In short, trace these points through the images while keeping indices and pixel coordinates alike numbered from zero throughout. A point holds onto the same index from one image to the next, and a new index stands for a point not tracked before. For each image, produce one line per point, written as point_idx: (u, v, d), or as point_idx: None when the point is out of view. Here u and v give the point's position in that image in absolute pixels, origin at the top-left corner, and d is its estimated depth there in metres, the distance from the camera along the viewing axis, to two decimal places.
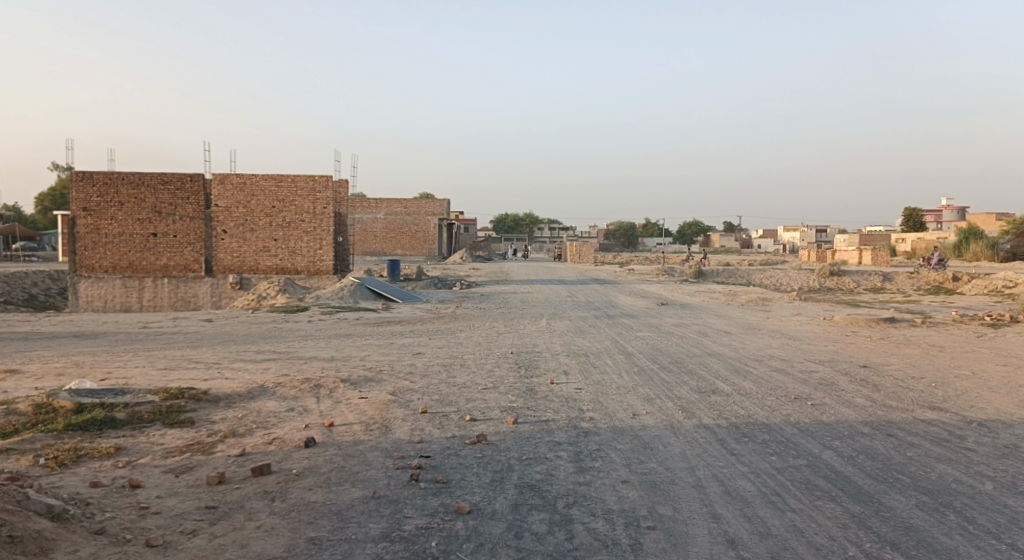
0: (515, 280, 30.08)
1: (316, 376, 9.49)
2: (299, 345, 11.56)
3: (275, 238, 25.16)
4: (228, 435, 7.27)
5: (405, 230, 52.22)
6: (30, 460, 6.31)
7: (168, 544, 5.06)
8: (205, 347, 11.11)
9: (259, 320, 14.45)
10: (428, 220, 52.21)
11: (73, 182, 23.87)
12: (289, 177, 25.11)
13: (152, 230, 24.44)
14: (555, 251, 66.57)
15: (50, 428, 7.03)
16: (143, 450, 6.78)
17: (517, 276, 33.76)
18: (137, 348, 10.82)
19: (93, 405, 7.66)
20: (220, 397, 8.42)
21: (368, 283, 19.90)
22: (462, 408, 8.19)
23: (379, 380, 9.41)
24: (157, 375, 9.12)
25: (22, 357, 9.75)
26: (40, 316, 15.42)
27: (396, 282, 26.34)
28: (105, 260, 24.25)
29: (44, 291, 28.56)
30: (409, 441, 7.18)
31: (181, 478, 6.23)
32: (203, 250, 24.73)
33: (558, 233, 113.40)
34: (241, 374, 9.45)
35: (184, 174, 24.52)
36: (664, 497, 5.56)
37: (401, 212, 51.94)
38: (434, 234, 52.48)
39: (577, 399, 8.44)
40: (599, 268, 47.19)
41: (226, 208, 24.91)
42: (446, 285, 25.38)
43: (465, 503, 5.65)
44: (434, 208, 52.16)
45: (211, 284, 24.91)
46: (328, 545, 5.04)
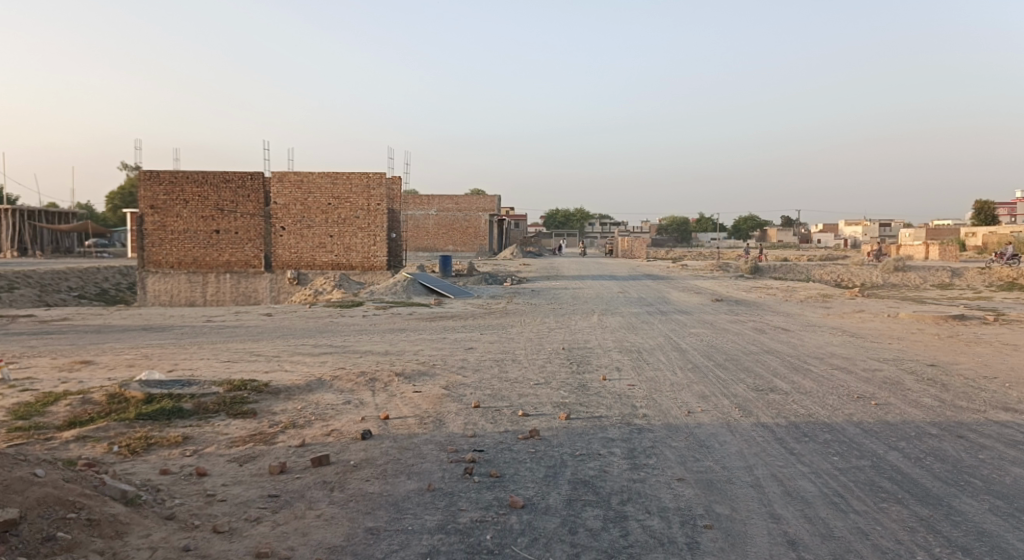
0: (568, 276, 29.87)
1: (372, 369, 9.67)
2: (355, 339, 11.79)
3: (331, 234, 25.65)
4: (289, 426, 7.50)
5: (456, 227, 52.63)
6: (104, 447, 6.60)
7: (234, 531, 5.28)
8: (264, 340, 11.44)
9: (315, 315, 14.79)
10: (479, 216, 52.49)
11: (141, 181, 24.87)
12: (345, 175, 25.53)
13: (215, 227, 25.27)
14: (606, 247, 66.19)
15: (123, 416, 7.32)
16: (208, 440, 7.03)
17: (569, 272, 33.63)
18: (202, 341, 11.18)
19: (161, 395, 7.96)
20: (280, 390, 8.66)
21: (420, 278, 20.12)
22: (514, 403, 8.23)
23: (432, 374, 9.55)
24: (219, 367, 9.43)
25: (97, 349, 10.20)
26: (116, 310, 16.16)
27: (447, 277, 26.65)
28: (171, 256, 25.17)
29: (114, 285, 29.84)
30: (463, 435, 7.25)
31: (245, 467, 6.45)
32: (263, 246, 25.45)
33: (609, 229, 112.81)
34: (301, 367, 9.70)
35: (245, 173, 25.26)
36: (721, 496, 5.48)
37: (452, 208, 52.30)
38: (485, 230, 52.65)
39: (629, 396, 8.38)
40: (652, 264, 46.64)
41: (284, 206, 25.51)
42: (498, 281, 25.44)
43: (519, 497, 5.71)
44: (486, 204, 52.42)
45: (270, 279, 25.57)
46: (385, 535, 5.18)
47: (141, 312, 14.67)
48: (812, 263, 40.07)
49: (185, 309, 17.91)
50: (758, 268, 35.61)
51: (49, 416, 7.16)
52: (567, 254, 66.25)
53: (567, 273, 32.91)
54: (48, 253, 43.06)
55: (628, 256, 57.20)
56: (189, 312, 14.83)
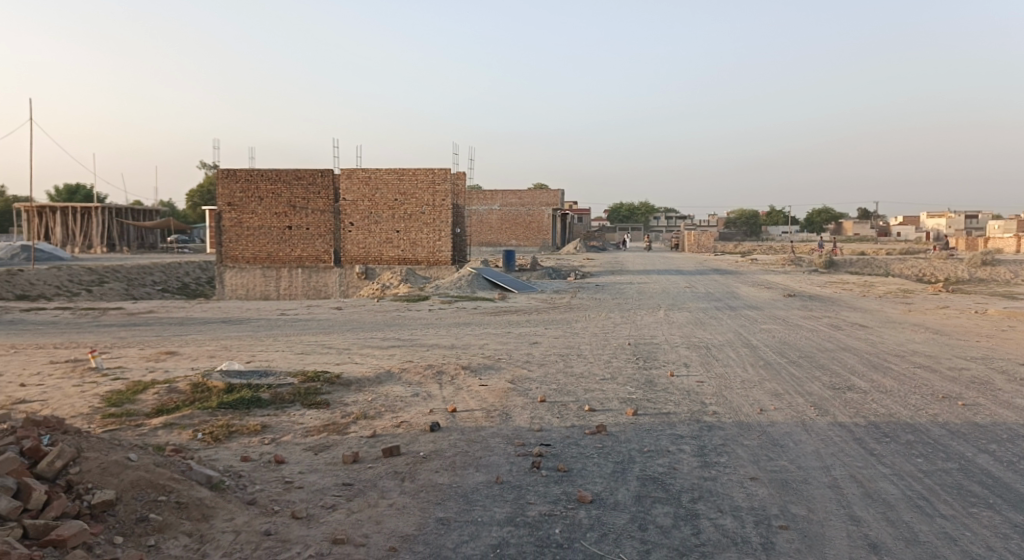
0: (632, 271, 29.53)
1: (439, 363, 9.82)
2: (422, 333, 11.98)
3: (397, 230, 26.14)
4: (361, 417, 7.70)
5: (520, 221, 52.74)
6: (190, 434, 6.93)
7: (311, 517, 5.47)
8: (335, 333, 11.77)
9: (383, 308, 15.11)
10: (542, 210, 52.44)
11: (219, 179, 25.84)
12: (411, 171, 25.92)
13: (287, 223, 26.10)
14: (672, 241, 65.10)
15: (206, 405, 7.66)
16: (285, 429, 7.29)
17: (634, 266, 33.27)
18: (277, 334, 11.58)
19: (240, 385, 8.30)
20: (351, 381, 8.90)
21: (484, 273, 20.26)
22: (580, 398, 8.22)
23: (498, 368, 9.63)
24: (293, 359, 9.76)
25: (181, 340, 10.71)
26: (197, 303, 16.91)
27: (511, 272, 26.76)
28: (246, 251, 26.12)
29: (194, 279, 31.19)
30: (530, 430, 7.29)
31: (319, 456, 6.67)
32: (332, 242, 26.14)
33: (675, 222, 110.88)
34: (370, 360, 9.93)
35: (316, 170, 25.95)
36: (796, 496, 5.35)
37: (516, 202, 52.39)
38: (548, 224, 52.58)
39: (698, 393, 8.25)
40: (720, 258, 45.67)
41: (353, 202, 26.11)
42: (562, 275, 25.39)
43: (587, 492, 5.70)
44: (549, 198, 52.27)
45: (339, 273, 26.25)
46: (456, 526, 5.27)
47: (220, 306, 14.92)
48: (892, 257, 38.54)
49: (261, 302, 18.59)
50: (833, 262, 34.38)
51: (139, 403, 7.57)
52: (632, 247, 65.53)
53: (632, 267, 32.56)
54: (133, 249, 45.39)
55: (695, 250, 56.17)
56: (265, 308, 14.78)
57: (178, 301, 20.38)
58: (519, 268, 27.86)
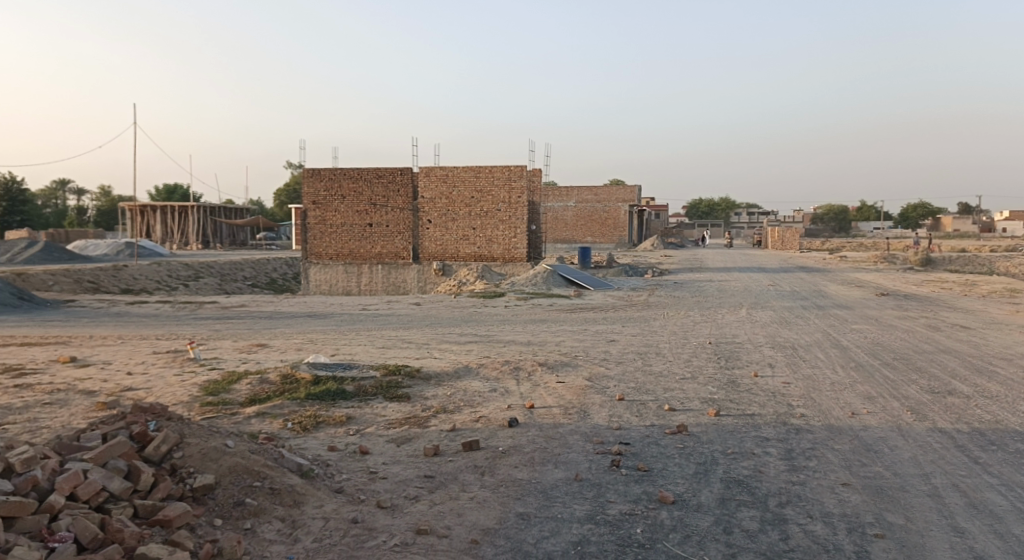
0: (712, 268, 28.86)
1: (516, 359, 9.88)
2: (499, 329, 12.08)
3: (474, 227, 26.45)
4: (440, 411, 7.84)
5: (595, 218, 52.41)
6: (280, 423, 7.23)
7: (395, 507, 5.61)
8: (415, 328, 12.02)
9: (461, 304, 15.32)
10: (618, 207, 51.93)
11: (305, 178, 26.79)
12: (488, 168, 26.15)
13: (368, 220, 26.82)
14: (754, 238, 63.19)
15: (295, 395, 7.98)
16: (369, 420, 7.51)
17: (714, 264, 32.51)
18: (359, 328, 11.92)
19: (326, 377, 8.59)
20: (431, 375, 9.07)
21: (560, 270, 20.25)
22: (660, 397, 8.10)
23: (575, 365, 9.61)
24: (376, 353, 10.03)
25: (270, 333, 11.18)
26: (285, 297, 17.61)
27: (586, 269, 26.62)
28: (329, 248, 26.96)
29: (281, 274, 32.50)
30: (609, 428, 7.24)
31: (402, 448, 6.83)
32: (411, 239, 26.70)
33: (756, 219, 107.68)
34: (449, 355, 10.09)
35: (396, 169, 26.57)
36: (892, 504, 5.11)
37: (591, 199, 52.03)
38: (624, 221, 52.04)
39: (784, 394, 7.99)
40: (805, 255, 44.06)
41: (431, 200, 26.58)
42: (639, 272, 25.07)
43: (669, 493, 5.62)
44: (626, 194, 51.73)
45: (417, 270, 26.79)
46: (537, 522, 5.29)
47: (309, 300, 15.56)
48: (998, 255, 35.99)
49: (344, 297, 19.20)
50: (930, 259, 32.57)
51: (234, 393, 7.94)
52: (711, 244, 64.04)
53: (712, 265, 31.78)
54: (226, 245, 47.61)
55: (778, 247, 54.42)
56: (346, 304, 15.12)
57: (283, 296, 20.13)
58: (595, 265, 27.69)
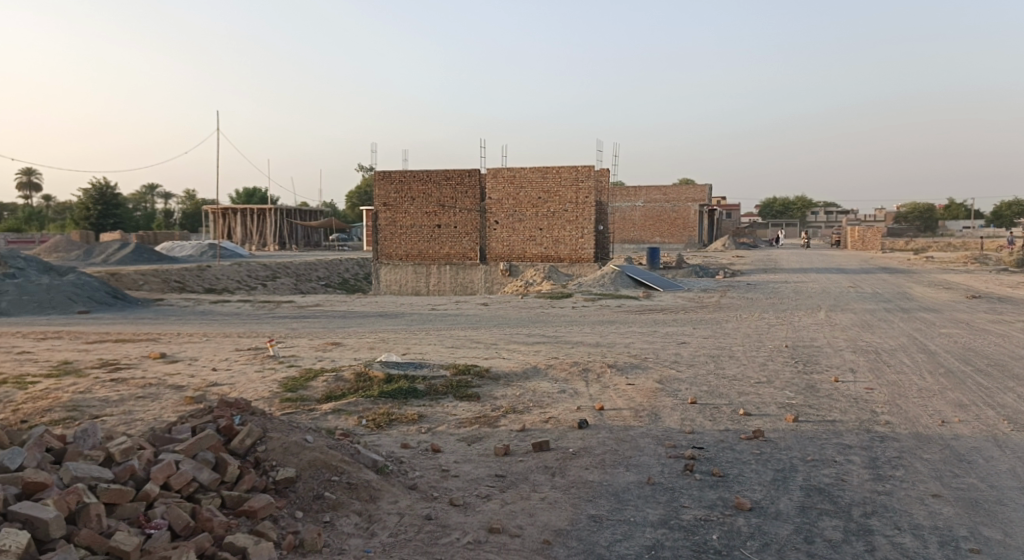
0: (786, 269, 27.99)
1: (585, 360, 9.83)
2: (567, 330, 12.06)
3: (541, 228, 26.49)
4: (510, 411, 7.87)
5: (664, 218, 51.64)
6: (355, 420, 7.41)
7: (468, 505, 5.66)
8: (483, 328, 12.13)
9: (529, 305, 15.35)
10: (688, 207, 51.06)
11: (375, 181, 27.40)
12: (555, 169, 26.14)
13: (436, 221, 27.22)
14: (832, 238, 60.92)
15: (368, 393, 8.17)
16: (440, 419, 7.62)
17: (788, 264, 31.51)
18: (429, 328, 12.11)
19: (399, 376, 8.76)
20: (500, 376, 9.13)
21: (628, 270, 20.05)
22: (734, 401, 7.91)
23: (645, 367, 9.49)
24: (445, 352, 10.17)
25: (344, 332, 11.49)
26: (358, 297, 18.07)
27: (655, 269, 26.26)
28: (399, 249, 27.47)
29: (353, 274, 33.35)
30: (681, 432, 7.11)
31: (473, 447, 6.90)
32: (479, 239, 26.96)
33: (833, 218, 103.87)
34: (518, 355, 10.12)
35: (464, 170, 26.88)
36: (989, 518, 4.84)
37: (660, 199, 51.27)
38: (694, 221, 51.10)
39: (867, 400, 7.68)
40: (888, 255, 42.18)
41: (498, 201, 26.76)
42: (710, 273, 24.56)
43: (746, 499, 5.48)
44: (696, 194, 50.80)
45: (484, 270, 27.00)
46: (609, 524, 5.25)
47: (383, 300, 15.93)
48: None
49: (415, 298, 19.57)
50: None
51: (310, 390, 8.19)
52: (785, 244, 62.10)
53: (786, 265, 30.83)
54: (301, 246, 49.23)
55: (859, 247, 52.34)
56: (420, 303, 15.51)
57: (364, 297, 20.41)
58: (664, 266, 27.28)
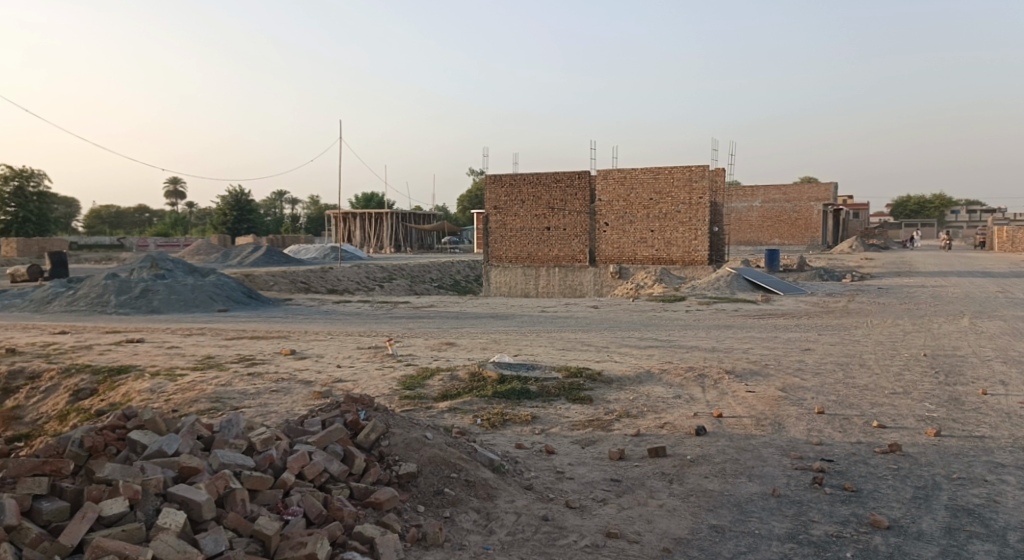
0: (921, 272, 26.03)
1: (700, 365, 9.55)
2: (681, 334, 11.77)
3: (652, 229, 26.06)
4: (623, 415, 7.77)
5: (784, 218, 49.39)
6: (471, 419, 7.55)
7: (584, 508, 5.63)
8: (595, 331, 12.05)
9: (640, 308, 15.13)
10: (810, 206, 48.61)
11: (487, 185, 27.81)
12: (667, 169, 25.64)
13: (546, 224, 27.34)
14: (975, 239, 56.06)
15: (483, 393, 8.30)
16: (553, 420, 7.63)
17: (923, 268, 29.32)
18: (540, 330, 12.17)
19: (511, 377, 8.85)
20: (612, 379, 9.04)
21: (745, 273, 19.37)
22: (866, 413, 7.43)
23: (766, 374, 9.10)
24: (557, 354, 10.18)
25: (458, 332, 11.75)
26: (471, 298, 18.46)
27: (773, 271, 25.18)
28: (509, 251, 27.79)
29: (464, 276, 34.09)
30: (807, 442, 6.76)
31: (587, 450, 6.85)
32: (588, 241, 26.86)
33: (974, 217, 95.66)
34: (630, 359, 9.98)
35: (573, 172, 26.88)
36: None
37: (779, 198, 49.04)
38: (818, 221, 48.56)
39: (1021, 416, 7.00)
40: None
41: (608, 203, 26.57)
42: (834, 276, 23.27)
43: (882, 517, 5.13)
44: (819, 192, 48.30)
45: (594, 273, 26.90)
46: (732, 535, 5.06)
47: (498, 303, 16.18)
48: None
49: (526, 299, 19.76)
50: None
51: (427, 388, 8.43)
52: (919, 246, 57.81)
53: (921, 269, 28.68)
54: (414, 249, 50.90)
55: (1008, 249, 47.90)
56: (535, 304, 15.66)
57: (450, 296, 22.34)
58: (784, 269, 26.11)
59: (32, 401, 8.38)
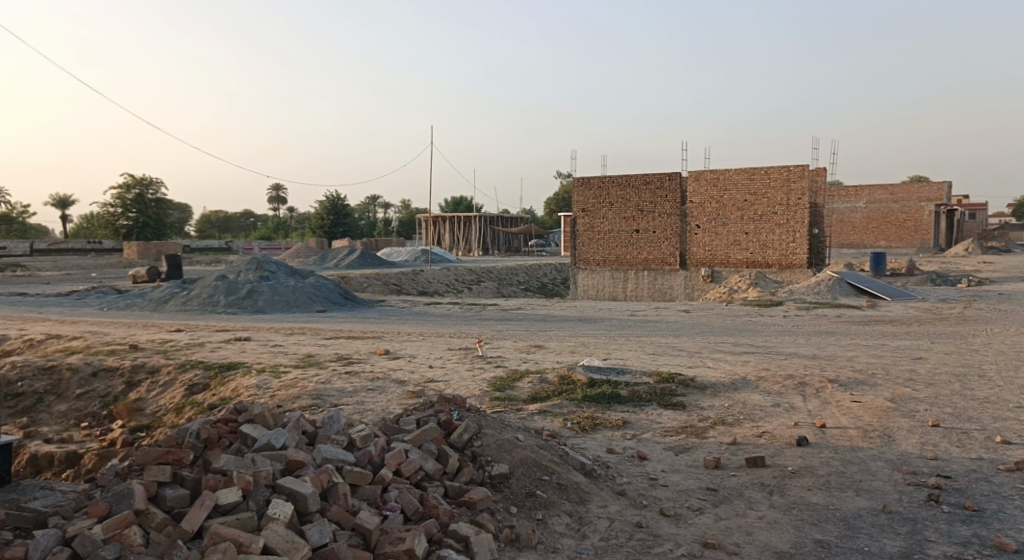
0: None
1: (800, 373, 9.14)
2: (778, 340, 11.33)
3: (747, 231, 25.26)
4: (718, 422, 7.54)
5: (891, 219, 46.71)
6: (561, 422, 7.52)
7: (680, 516, 5.49)
8: (687, 336, 11.78)
9: (735, 313, 14.68)
10: (921, 206, 45.83)
11: (575, 187, 27.69)
12: (763, 170, 24.80)
13: (635, 226, 26.99)
14: None
15: (572, 396, 8.26)
16: (645, 426, 7.49)
17: None
18: (630, 334, 12.01)
19: (601, 381, 8.75)
20: (706, 385, 8.79)
21: (847, 277, 18.49)
22: (988, 428, 6.91)
23: (873, 384, 8.61)
24: (647, 359, 10.00)
25: (547, 335, 11.75)
26: (560, 301, 18.46)
27: (879, 276, 23.88)
28: (597, 254, 27.59)
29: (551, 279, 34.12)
30: (921, 457, 6.35)
31: (681, 457, 6.69)
32: (679, 244, 26.33)
33: None
34: (724, 365, 9.68)
35: (664, 174, 26.43)
36: None
37: (886, 198, 46.42)
38: (930, 222, 45.71)
39: None
40: None
41: (700, 204, 25.96)
42: (948, 280, 21.81)
43: (1010, 540, 4.74)
44: (931, 192, 45.44)
45: (684, 276, 26.34)
46: (839, 552, 4.81)
47: (590, 305, 16.11)
48: None
49: (616, 303, 19.59)
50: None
51: (517, 390, 8.46)
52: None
53: None
54: (502, 252, 51.40)
55: None
56: (629, 307, 15.52)
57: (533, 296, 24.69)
58: (891, 273, 24.70)
59: (152, 394, 8.97)
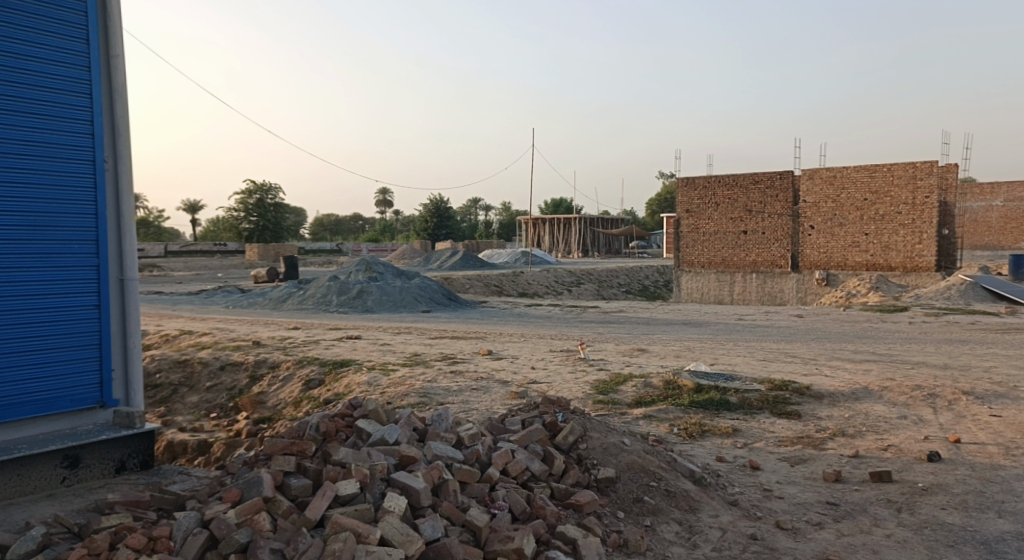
0: None
1: (930, 384, 8.50)
2: (903, 348, 10.60)
3: (866, 232, 23.87)
4: (838, 434, 7.12)
5: None
6: (667, 428, 7.34)
7: (798, 530, 5.22)
8: (801, 342, 11.23)
9: (853, 318, 13.87)
10: None
11: (679, 188, 27.05)
12: (885, 167, 23.38)
13: (742, 228, 26.04)
14: None
15: (679, 401, 8.05)
16: (756, 435, 7.19)
17: None
18: (738, 338, 11.58)
19: (709, 386, 8.48)
20: (823, 394, 8.34)
21: (983, 281, 17.11)
22: None
23: (1014, 397, 7.89)
24: (758, 366, 9.60)
25: (651, 339, 11.51)
26: (664, 304, 18.06)
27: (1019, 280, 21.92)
28: (702, 256, 26.82)
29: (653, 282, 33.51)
30: None
31: (797, 468, 6.37)
32: (790, 246, 25.20)
33: None
34: (843, 374, 9.15)
35: (774, 173, 25.42)
36: None
37: None
38: None
39: None
40: None
41: (815, 204, 24.79)
42: None
43: None
44: None
45: (796, 279, 25.21)
46: None
47: (698, 308, 15.68)
48: None
49: (723, 306, 18.96)
50: None
51: (622, 394, 8.33)
52: None
53: None
54: (601, 253, 50.90)
55: None
56: (741, 311, 14.98)
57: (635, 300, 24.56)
58: None
59: (272, 388, 9.47)
